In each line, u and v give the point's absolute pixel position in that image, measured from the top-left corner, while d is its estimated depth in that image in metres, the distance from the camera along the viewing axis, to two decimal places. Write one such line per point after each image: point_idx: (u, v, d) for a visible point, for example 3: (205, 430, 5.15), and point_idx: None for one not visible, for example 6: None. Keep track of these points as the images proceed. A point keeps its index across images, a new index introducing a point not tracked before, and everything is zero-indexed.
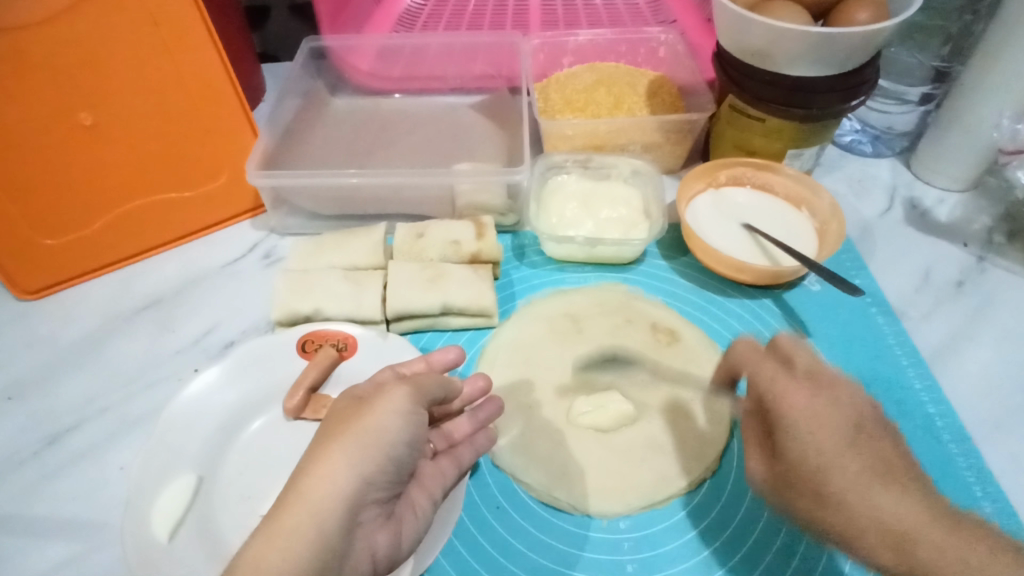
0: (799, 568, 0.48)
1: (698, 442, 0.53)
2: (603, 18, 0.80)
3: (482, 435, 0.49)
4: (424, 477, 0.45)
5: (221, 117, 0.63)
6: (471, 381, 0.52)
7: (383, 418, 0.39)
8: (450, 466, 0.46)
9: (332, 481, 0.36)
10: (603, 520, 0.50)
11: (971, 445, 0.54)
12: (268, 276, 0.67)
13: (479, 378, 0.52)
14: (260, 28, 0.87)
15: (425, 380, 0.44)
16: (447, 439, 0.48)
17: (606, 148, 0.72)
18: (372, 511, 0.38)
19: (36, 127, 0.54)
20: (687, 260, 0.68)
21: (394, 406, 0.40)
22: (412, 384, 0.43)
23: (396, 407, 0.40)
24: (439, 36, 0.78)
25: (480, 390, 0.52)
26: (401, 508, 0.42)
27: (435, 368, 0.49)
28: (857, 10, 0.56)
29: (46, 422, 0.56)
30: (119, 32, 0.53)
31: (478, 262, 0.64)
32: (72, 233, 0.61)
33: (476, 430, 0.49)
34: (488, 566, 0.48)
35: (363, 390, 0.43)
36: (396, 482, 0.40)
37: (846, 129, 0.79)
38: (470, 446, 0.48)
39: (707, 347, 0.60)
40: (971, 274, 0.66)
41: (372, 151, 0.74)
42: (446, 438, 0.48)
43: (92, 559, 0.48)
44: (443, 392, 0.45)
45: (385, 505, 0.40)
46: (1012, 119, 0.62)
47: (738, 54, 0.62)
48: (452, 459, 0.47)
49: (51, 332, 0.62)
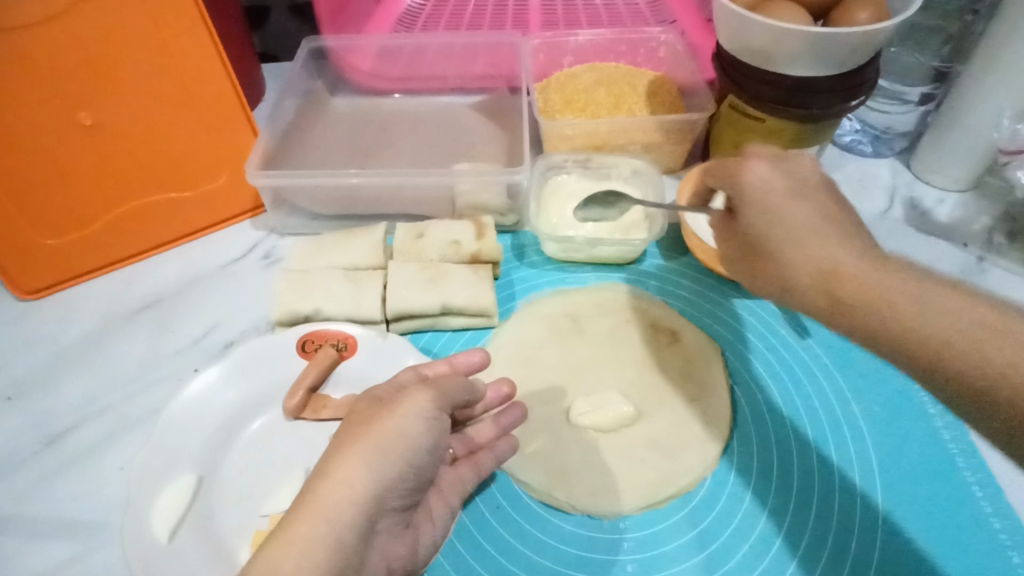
0: (798, 568, 0.47)
1: (697, 443, 0.53)
2: (603, 18, 0.80)
3: (503, 441, 0.50)
4: (445, 483, 0.46)
5: (221, 118, 0.63)
6: (495, 387, 0.52)
7: (400, 422, 0.39)
8: (470, 471, 0.48)
9: (333, 483, 0.36)
10: (603, 520, 0.50)
11: (971, 445, 0.53)
12: (268, 276, 0.67)
13: (502, 384, 0.52)
14: (260, 28, 0.87)
15: (451, 384, 0.43)
16: (468, 444, 0.50)
17: (606, 148, 0.72)
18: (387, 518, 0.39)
19: (35, 127, 0.54)
20: (688, 260, 0.68)
21: (415, 409, 0.40)
22: (439, 388, 0.42)
23: (416, 410, 0.40)
24: (440, 36, 0.78)
25: (504, 397, 0.52)
26: (420, 516, 0.43)
27: (459, 370, 0.50)
28: (857, 10, 0.56)
29: (47, 423, 0.56)
30: (119, 32, 0.53)
31: (478, 262, 0.64)
32: (72, 233, 0.61)
33: (498, 435, 0.50)
34: (489, 566, 0.48)
35: (384, 393, 0.44)
36: (415, 491, 0.41)
37: (846, 129, 0.79)
38: (490, 454, 0.49)
39: (706, 347, 0.60)
40: (971, 273, 0.66)
41: (372, 151, 0.74)
42: (466, 443, 0.50)
43: (92, 559, 0.48)
44: (468, 395, 0.45)
45: (403, 514, 0.41)
46: (1013, 119, 0.62)
47: (738, 54, 0.62)
48: (472, 465, 0.48)
49: (51, 333, 0.62)
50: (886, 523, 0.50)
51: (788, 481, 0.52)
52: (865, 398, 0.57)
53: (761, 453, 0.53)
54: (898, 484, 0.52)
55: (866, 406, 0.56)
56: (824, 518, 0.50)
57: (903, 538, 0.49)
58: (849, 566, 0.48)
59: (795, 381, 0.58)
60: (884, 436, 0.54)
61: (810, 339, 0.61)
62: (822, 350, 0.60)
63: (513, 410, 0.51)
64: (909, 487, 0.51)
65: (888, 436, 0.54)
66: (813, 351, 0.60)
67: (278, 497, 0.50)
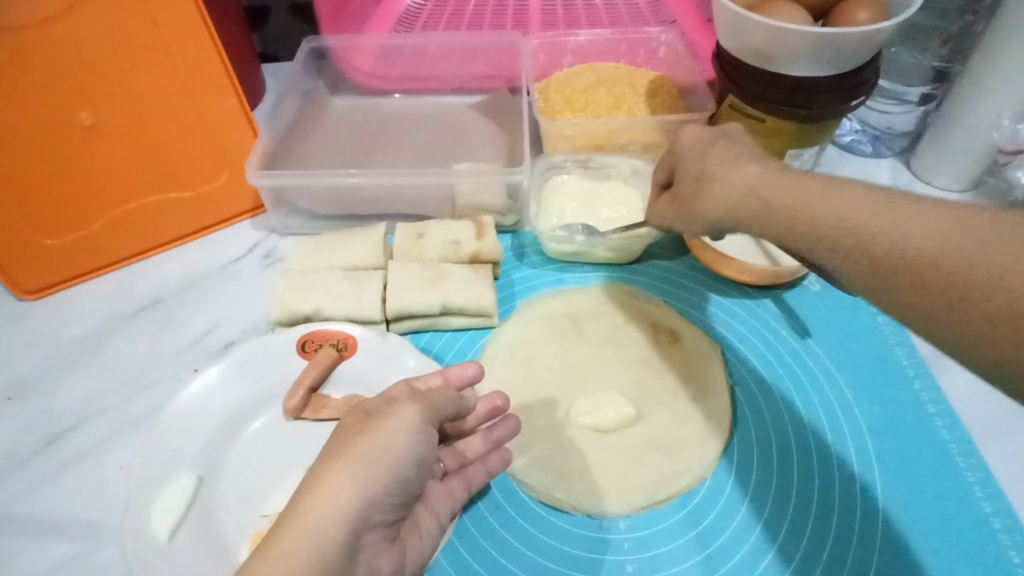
0: (799, 567, 0.47)
1: (697, 442, 0.54)
2: (603, 18, 0.80)
3: (497, 455, 0.50)
4: (433, 497, 0.46)
5: (220, 116, 0.63)
6: (488, 399, 0.51)
7: (388, 435, 0.39)
8: (461, 488, 0.48)
9: (326, 495, 0.36)
10: (603, 520, 0.50)
11: (971, 445, 0.53)
12: (268, 275, 0.67)
13: (496, 397, 0.51)
14: (260, 28, 0.87)
15: (437, 397, 0.43)
16: (458, 458, 0.49)
17: (606, 148, 0.72)
18: (373, 535, 0.39)
19: (36, 127, 0.54)
20: (688, 260, 0.68)
21: (400, 423, 0.40)
22: (424, 402, 0.42)
23: (401, 423, 0.40)
24: (439, 36, 0.78)
25: (497, 409, 0.51)
26: (407, 531, 0.43)
27: (452, 383, 0.49)
28: (856, 11, 0.56)
29: (46, 423, 0.56)
30: (120, 32, 0.53)
31: (478, 262, 0.64)
32: (71, 233, 0.61)
33: (490, 449, 0.50)
34: (488, 566, 0.48)
35: (374, 405, 0.43)
36: (401, 506, 0.41)
37: (846, 129, 0.79)
38: (483, 468, 0.49)
39: (707, 346, 0.60)
40: None
41: (372, 151, 0.74)
42: (458, 457, 0.50)
43: (91, 559, 0.48)
44: (456, 408, 0.45)
45: (390, 528, 0.41)
46: (1013, 119, 0.62)
47: (738, 55, 0.62)
48: (463, 481, 0.48)
49: (51, 333, 0.62)
50: (886, 523, 0.50)
51: (789, 481, 0.52)
52: (865, 398, 0.57)
53: (760, 454, 0.53)
54: (898, 484, 0.52)
55: (866, 406, 0.56)
56: (824, 518, 0.50)
57: (904, 539, 0.49)
58: (849, 566, 0.48)
59: (795, 381, 0.58)
60: (885, 436, 0.54)
61: (810, 339, 0.61)
62: (822, 350, 0.60)
63: (508, 422, 0.51)
64: (909, 487, 0.51)
65: (888, 436, 0.54)
66: (813, 352, 0.60)
67: (279, 497, 0.50)
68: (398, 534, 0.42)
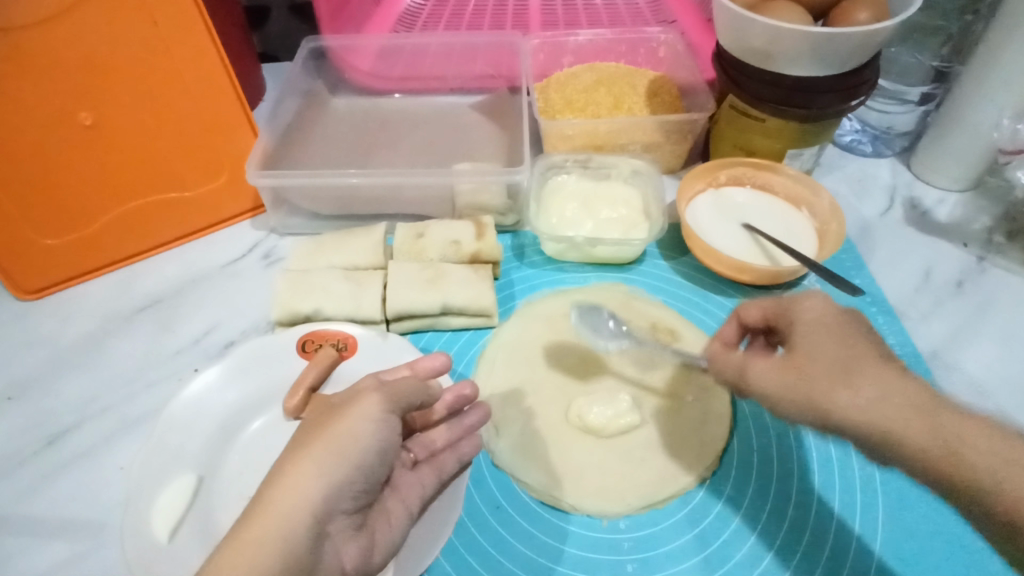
0: (799, 567, 0.48)
1: (698, 443, 0.54)
2: (603, 18, 0.80)
3: (466, 442, 0.49)
4: (403, 485, 0.45)
5: (221, 117, 0.63)
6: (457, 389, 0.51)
7: (355, 425, 0.39)
8: (431, 475, 0.47)
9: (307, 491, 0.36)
10: (603, 520, 0.50)
11: None
12: (268, 276, 0.67)
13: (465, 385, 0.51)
14: (260, 28, 0.87)
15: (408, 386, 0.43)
16: (427, 448, 0.48)
17: (606, 148, 0.72)
18: (339, 522, 0.38)
19: (36, 127, 0.54)
20: (688, 260, 0.68)
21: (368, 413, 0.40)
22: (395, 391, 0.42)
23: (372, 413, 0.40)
24: (439, 36, 0.78)
25: (467, 398, 0.51)
26: (375, 516, 0.42)
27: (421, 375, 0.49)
28: (856, 10, 0.56)
29: (46, 423, 0.56)
30: (118, 32, 0.53)
31: (478, 262, 0.64)
32: (72, 233, 0.61)
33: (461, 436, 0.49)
34: (488, 565, 0.48)
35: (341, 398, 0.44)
36: (369, 489, 0.40)
37: (847, 129, 0.79)
38: (452, 455, 0.48)
39: (706, 347, 0.60)
40: (971, 274, 0.66)
41: (373, 151, 0.74)
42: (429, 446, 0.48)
43: (91, 559, 0.48)
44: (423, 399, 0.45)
45: (355, 514, 0.39)
46: (1012, 119, 0.62)
47: (738, 55, 0.62)
48: (434, 468, 0.47)
49: (51, 332, 0.62)
50: (886, 522, 0.50)
51: (789, 481, 0.52)
52: None
53: (761, 453, 0.53)
54: (899, 486, 0.52)
55: None
56: (824, 518, 0.50)
57: (904, 538, 0.49)
58: (849, 566, 0.48)
59: None
60: None
61: None
62: None
63: (478, 411, 0.51)
64: (909, 486, 0.52)
65: None
66: None
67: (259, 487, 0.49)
68: (365, 520, 0.41)
